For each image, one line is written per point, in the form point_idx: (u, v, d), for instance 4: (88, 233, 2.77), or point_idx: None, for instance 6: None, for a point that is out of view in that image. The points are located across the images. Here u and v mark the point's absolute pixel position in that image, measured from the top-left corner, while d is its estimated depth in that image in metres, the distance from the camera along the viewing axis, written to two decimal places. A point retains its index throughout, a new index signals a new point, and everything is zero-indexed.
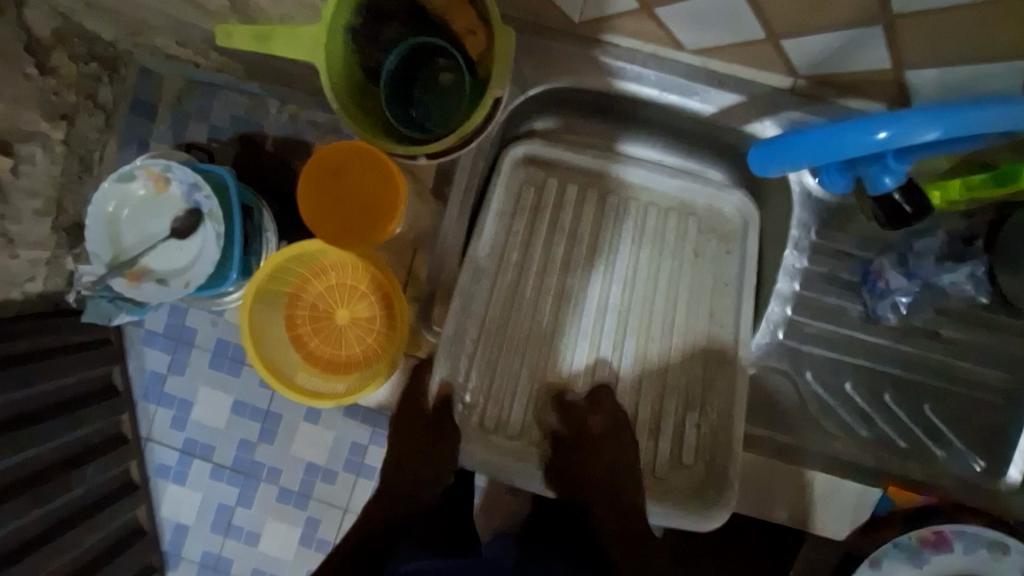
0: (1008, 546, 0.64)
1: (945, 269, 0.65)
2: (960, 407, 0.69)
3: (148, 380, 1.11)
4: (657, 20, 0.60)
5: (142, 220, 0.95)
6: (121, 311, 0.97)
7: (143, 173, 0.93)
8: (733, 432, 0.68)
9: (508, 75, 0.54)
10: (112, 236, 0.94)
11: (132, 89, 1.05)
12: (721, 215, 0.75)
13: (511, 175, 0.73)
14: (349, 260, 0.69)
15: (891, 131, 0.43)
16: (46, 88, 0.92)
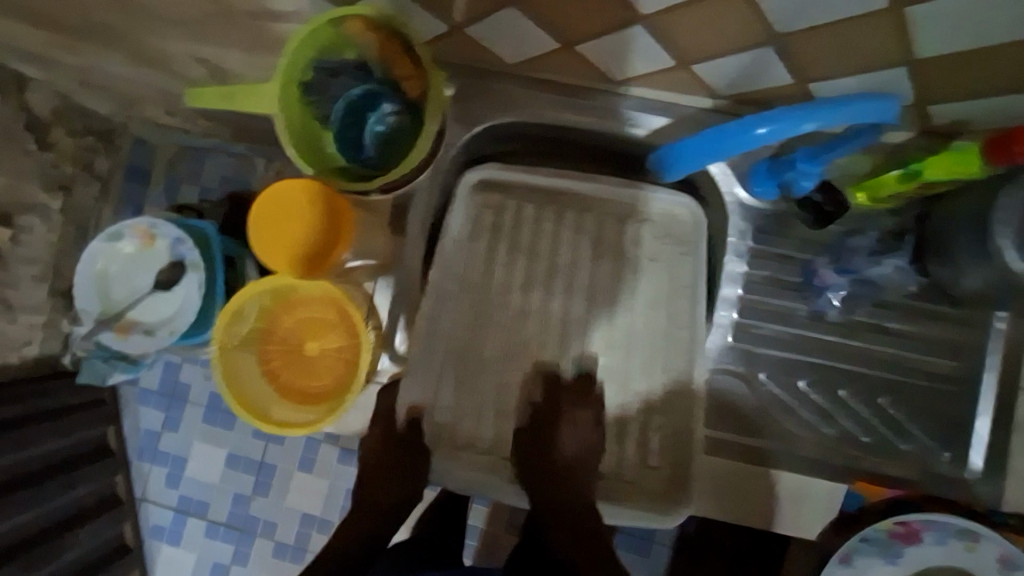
0: (979, 535, 0.63)
1: (875, 262, 0.68)
2: (914, 397, 0.71)
3: (143, 438, 1.14)
4: (582, 57, 0.66)
5: (130, 276, 1.00)
6: (116, 370, 1.02)
7: (130, 232, 0.98)
8: (694, 434, 0.70)
9: (445, 110, 0.62)
10: (101, 292, 0.99)
11: (126, 157, 1.14)
12: (676, 218, 0.75)
13: (468, 201, 0.76)
14: (317, 293, 0.71)
15: (769, 127, 0.50)
16: (45, 162, 0.98)
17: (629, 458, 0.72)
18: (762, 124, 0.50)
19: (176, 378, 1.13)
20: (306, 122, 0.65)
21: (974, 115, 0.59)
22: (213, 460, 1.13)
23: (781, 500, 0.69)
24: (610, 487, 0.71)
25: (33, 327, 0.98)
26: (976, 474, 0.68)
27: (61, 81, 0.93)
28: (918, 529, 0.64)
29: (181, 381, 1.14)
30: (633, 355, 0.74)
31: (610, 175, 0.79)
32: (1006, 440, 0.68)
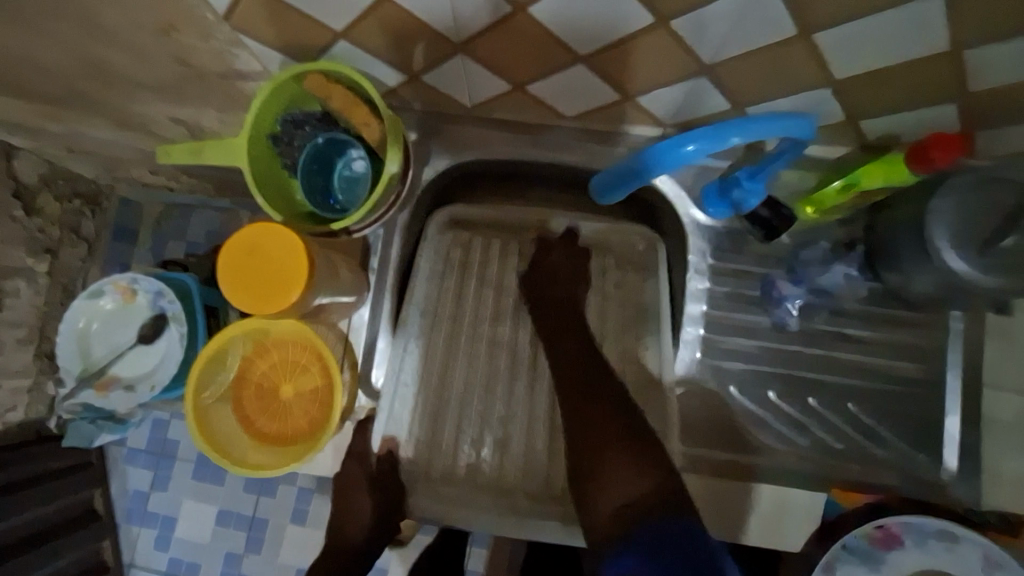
0: (958, 535, 0.64)
1: (826, 270, 0.70)
2: (881, 401, 0.73)
3: (131, 499, 1.17)
4: (534, 96, 0.70)
5: (110, 332, 1.01)
6: (103, 431, 1.04)
7: (107, 290, 1.00)
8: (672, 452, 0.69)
9: (402, 154, 0.65)
10: (82, 350, 1.00)
11: (113, 219, 1.18)
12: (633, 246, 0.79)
13: (439, 240, 0.79)
14: (289, 337, 0.71)
15: (697, 144, 0.51)
16: (32, 228, 1.01)
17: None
18: (690, 142, 0.51)
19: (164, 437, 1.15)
20: (272, 172, 0.68)
21: (906, 129, 0.63)
22: (204, 519, 1.16)
23: (763, 513, 0.68)
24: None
25: (19, 392, 0.99)
26: (952, 475, 0.70)
27: (52, 150, 0.96)
28: (896, 532, 0.64)
29: (169, 439, 1.17)
30: (605, 382, 0.75)
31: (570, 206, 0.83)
32: (978, 440, 0.69)
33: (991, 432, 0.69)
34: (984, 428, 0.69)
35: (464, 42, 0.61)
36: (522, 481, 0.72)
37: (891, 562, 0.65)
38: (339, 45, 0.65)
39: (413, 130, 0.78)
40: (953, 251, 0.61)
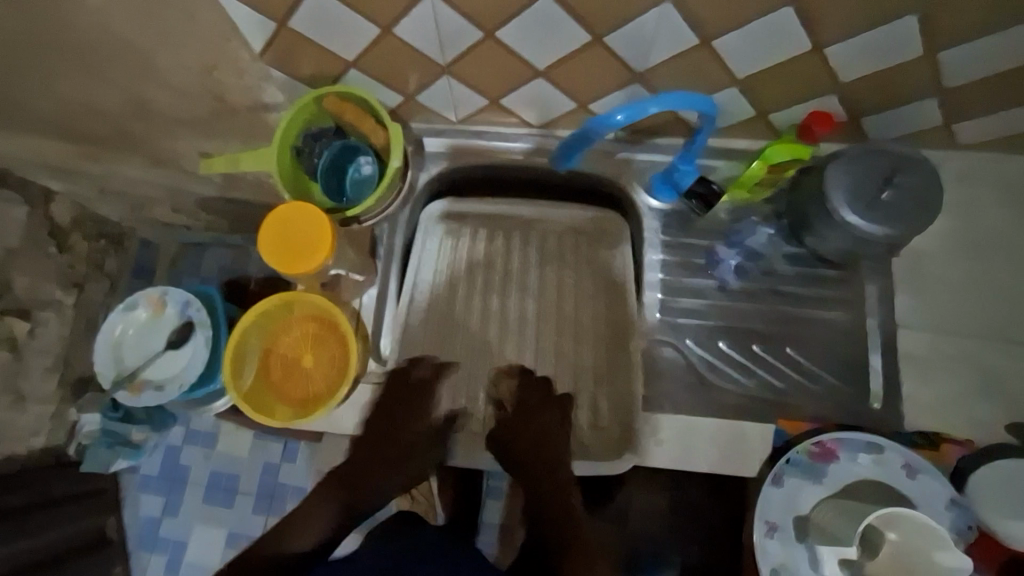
0: (883, 447, 0.75)
1: (750, 235, 0.87)
2: (815, 347, 0.85)
3: (143, 526, 1.25)
4: (508, 109, 0.88)
5: (143, 341, 1.13)
6: (117, 456, 1.18)
7: (142, 302, 1.14)
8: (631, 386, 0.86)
9: (403, 152, 0.79)
10: (117, 357, 1.12)
11: (133, 257, 1.30)
12: (608, 224, 0.96)
13: (435, 231, 0.97)
14: (310, 312, 0.84)
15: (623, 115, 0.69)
16: (62, 264, 1.11)
17: (581, 421, 0.87)
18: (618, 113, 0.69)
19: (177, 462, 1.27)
20: (294, 174, 0.83)
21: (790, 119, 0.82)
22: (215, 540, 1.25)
23: (720, 445, 0.79)
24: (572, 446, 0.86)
25: (43, 418, 1.07)
26: (878, 401, 0.82)
27: (87, 192, 1.10)
28: (832, 447, 0.75)
29: (180, 464, 1.28)
30: (575, 336, 0.91)
31: (553, 197, 0.99)
32: (895, 369, 0.82)
33: (904, 363, 0.82)
34: (898, 359, 0.83)
35: (451, 63, 0.78)
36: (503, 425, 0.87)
37: (831, 475, 0.75)
38: (351, 74, 0.82)
39: (408, 144, 0.93)
40: (848, 208, 0.76)
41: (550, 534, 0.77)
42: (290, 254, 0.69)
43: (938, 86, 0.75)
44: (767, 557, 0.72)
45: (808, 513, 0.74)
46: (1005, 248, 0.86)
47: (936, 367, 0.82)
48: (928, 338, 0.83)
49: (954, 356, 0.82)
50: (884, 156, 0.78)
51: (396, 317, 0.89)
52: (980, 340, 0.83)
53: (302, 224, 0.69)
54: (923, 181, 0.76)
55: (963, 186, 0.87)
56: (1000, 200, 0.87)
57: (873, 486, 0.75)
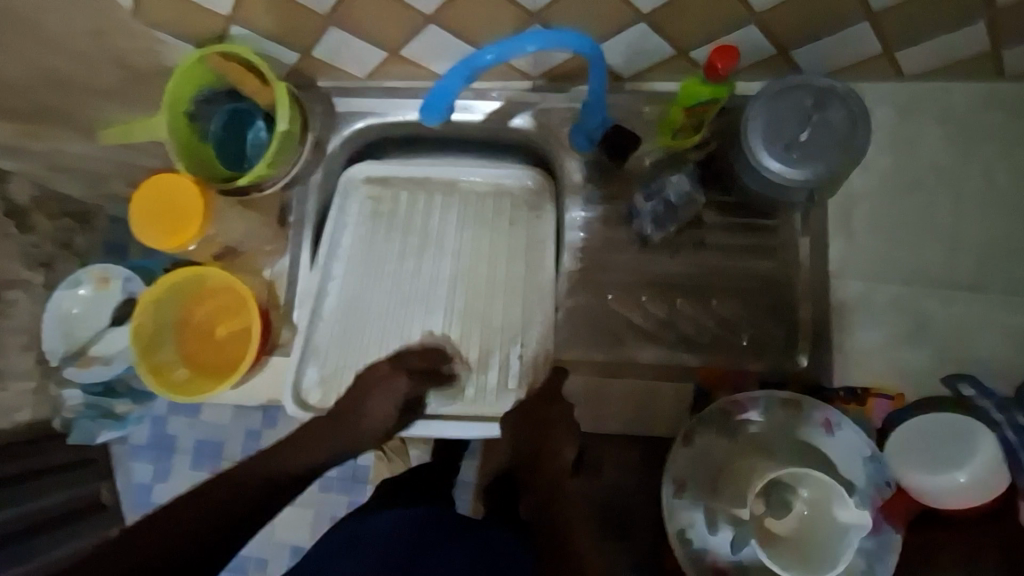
0: (801, 402, 0.71)
1: (669, 180, 0.79)
2: (742, 301, 0.81)
3: (136, 491, 1.13)
4: (413, 61, 0.83)
5: (92, 317, 1.03)
6: (103, 428, 1.04)
7: (88, 276, 1.03)
8: (551, 355, 0.80)
9: (291, 115, 0.78)
10: (66, 334, 1.02)
11: (103, 235, 1.09)
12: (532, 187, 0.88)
13: (356, 194, 0.89)
14: (219, 284, 0.82)
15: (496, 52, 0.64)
16: (27, 243, 0.98)
17: (494, 386, 0.80)
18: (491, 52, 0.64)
19: (162, 429, 1.13)
20: (189, 140, 0.80)
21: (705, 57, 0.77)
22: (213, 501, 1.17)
23: (636, 402, 0.79)
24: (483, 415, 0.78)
25: (25, 393, 0.97)
26: (806, 357, 0.78)
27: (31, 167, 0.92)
28: (745, 404, 0.72)
29: (167, 432, 1.15)
30: (493, 299, 0.84)
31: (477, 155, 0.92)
32: (824, 322, 0.78)
33: (836, 314, 0.77)
34: (829, 311, 0.78)
35: (337, 13, 0.74)
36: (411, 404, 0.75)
37: (745, 434, 0.72)
38: (237, 30, 0.78)
39: (317, 103, 0.89)
40: (766, 154, 0.72)
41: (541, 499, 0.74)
42: (173, 221, 0.72)
43: (865, 10, 0.68)
44: (674, 517, 0.69)
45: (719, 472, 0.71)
46: (951, 186, 0.79)
47: (869, 317, 0.77)
48: (861, 287, 0.78)
49: (889, 305, 0.77)
50: (805, 88, 0.72)
51: (306, 283, 0.85)
52: (918, 286, 0.77)
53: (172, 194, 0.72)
54: (847, 115, 0.71)
55: (902, 120, 0.81)
56: (941, 134, 0.80)
57: (791, 444, 0.71)
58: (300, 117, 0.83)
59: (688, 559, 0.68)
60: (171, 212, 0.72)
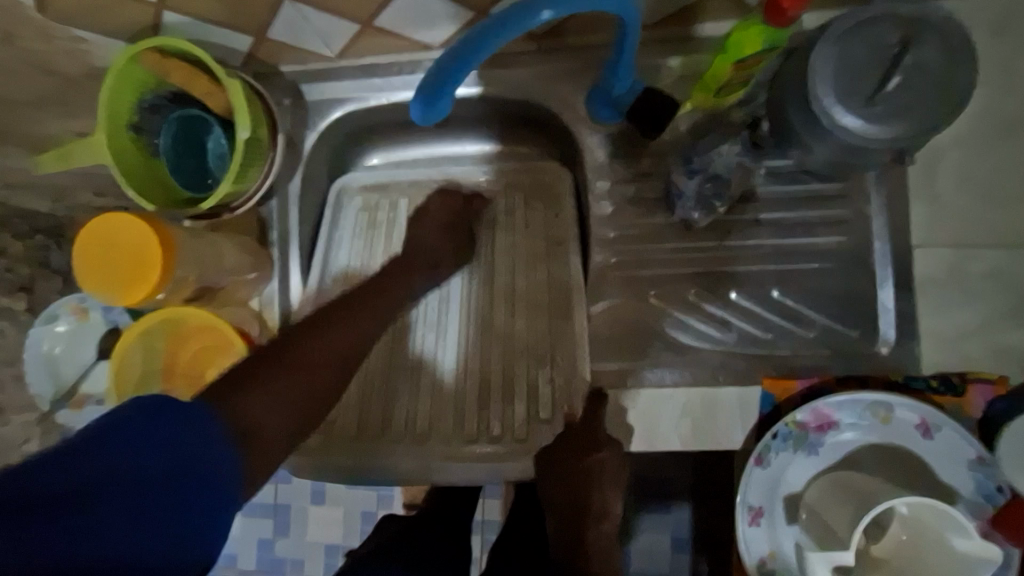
0: (892, 404, 0.61)
1: (715, 149, 0.64)
2: (807, 283, 0.69)
3: None
4: (390, 31, 0.68)
5: (78, 353, 0.85)
6: None
7: (64, 308, 0.84)
8: (581, 376, 0.70)
9: (249, 118, 0.64)
10: (52, 374, 0.84)
11: None
12: (549, 182, 0.80)
13: (349, 205, 0.82)
14: (204, 324, 0.72)
15: (552, 9, 0.49)
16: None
17: (520, 415, 0.73)
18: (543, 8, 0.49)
19: None
20: (135, 158, 0.66)
21: None
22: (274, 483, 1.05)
23: (695, 416, 0.65)
24: (504, 449, 0.71)
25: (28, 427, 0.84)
26: (888, 347, 0.66)
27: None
28: (829, 413, 0.62)
29: None
30: (514, 313, 0.77)
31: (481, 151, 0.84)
32: (910, 304, 0.65)
33: (923, 293, 0.65)
34: (915, 291, 0.65)
35: None
36: (434, 427, 0.74)
37: (827, 446, 0.62)
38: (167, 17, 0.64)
39: (285, 95, 0.76)
40: (842, 109, 0.57)
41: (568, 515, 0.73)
42: (127, 266, 0.60)
43: None
44: (751, 548, 0.62)
45: (802, 492, 0.62)
46: None
47: (961, 294, 0.65)
48: (949, 257, 0.65)
49: (984, 278, 0.65)
50: (886, 21, 0.57)
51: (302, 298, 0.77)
52: (1015, 250, 0.65)
53: (114, 238, 0.60)
54: (942, 51, 0.57)
55: (994, 45, 0.66)
56: None
57: (880, 451, 0.62)
58: (264, 114, 0.69)
59: None
60: (120, 261, 0.60)
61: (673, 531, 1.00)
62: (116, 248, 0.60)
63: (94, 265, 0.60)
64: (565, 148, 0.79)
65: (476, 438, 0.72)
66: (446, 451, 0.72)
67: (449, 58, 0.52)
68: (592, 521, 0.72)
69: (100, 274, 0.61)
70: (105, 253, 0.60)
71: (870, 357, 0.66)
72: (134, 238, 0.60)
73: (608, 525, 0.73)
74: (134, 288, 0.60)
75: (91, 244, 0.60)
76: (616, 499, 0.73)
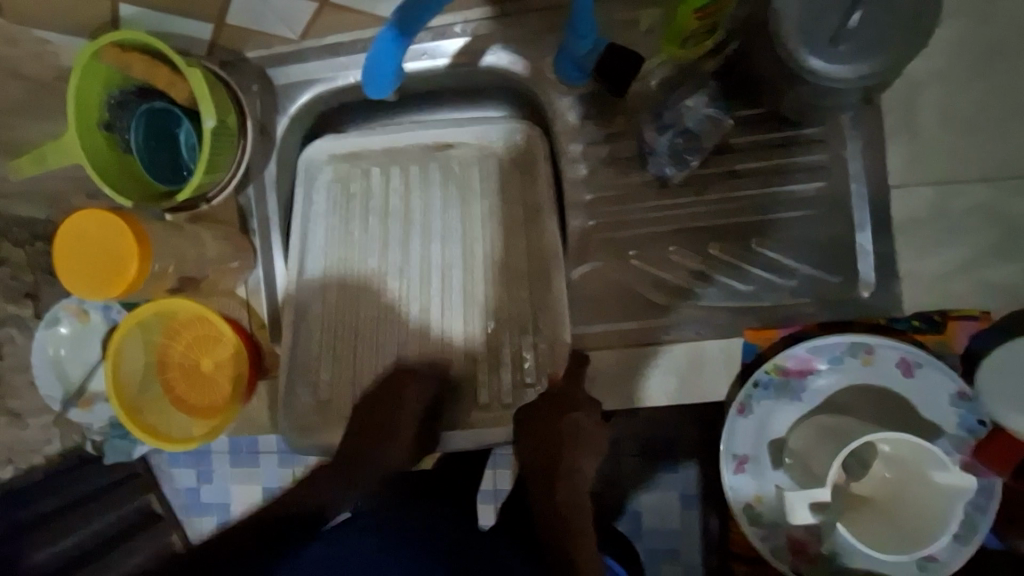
0: (873, 346, 0.61)
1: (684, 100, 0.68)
2: (788, 234, 0.68)
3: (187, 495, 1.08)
4: (349, 8, 0.68)
5: (84, 354, 0.87)
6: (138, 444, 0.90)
7: (65, 311, 0.86)
8: (563, 342, 0.70)
9: (214, 106, 0.64)
10: (60, 376, 0.86)
11: None
12: (522, 136, 0.76)
13: (320, 177, 0.79)
14: (192, 315, 0.73)
15: None
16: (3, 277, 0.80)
17: (506, 383, 0.74)
18: None
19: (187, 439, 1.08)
20: (109, 157, 0.67)
21: None
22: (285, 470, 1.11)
23: (681, 372, 0.66)
24: (493, 415, 0.73)
25: (48, 427, 0.87)
26: (870, 289, 0.65)
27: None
28: (811, 360, 0.63)
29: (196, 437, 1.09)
30: (494, 286, 0.76)
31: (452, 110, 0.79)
32: (889, 246, 0.65)
33: (901, 234, 0.65)
34: (895, 231, 0.65)
35: None
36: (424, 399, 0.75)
37: (811, 392, 0.63)
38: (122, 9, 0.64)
39: (252, 81, 0.76)
40: (808, 52, 0.56)
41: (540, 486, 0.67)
42: (107, 264, 0.61)
43: None
44: (738, 494, 0.64)
45: (786, 437, 0.64)
46: None
47: (941, 232, 0.64)
48: (927, 195, 0.65)
49: (963, 213, 0.64)
50: None
51: (286, 279, 0.77)
52: (995, 183, 0.64)
53: (92, 235, 0.61)
54: None
55: None
56: None
57: (861, 392, 0.63)
58: (232, 103, 0.69)
59: (760, 537, 0.63)
60: (101, 260, 0.62)
61: (681, 487, 1.02)
62: (95, 247, 0.61)
63: (74, 265, 0.62)
64: (538, 114, 0.78)
65: (465, 408, 0.74)
66: (435, 421, 0.73)
67: (409, 10, 0.54)
68: (563, 482, 0.66)
69: (80, 271, 0.62)
70: (86, 251, 0.62)
71: (856, 303, 0.65)
72: (112, 237, 0.61)
73: (581, 485, 0.67)
74: (114, 286, 0.61)
75: (69, 241, 0.62)
76: (590, 460, 0.68)
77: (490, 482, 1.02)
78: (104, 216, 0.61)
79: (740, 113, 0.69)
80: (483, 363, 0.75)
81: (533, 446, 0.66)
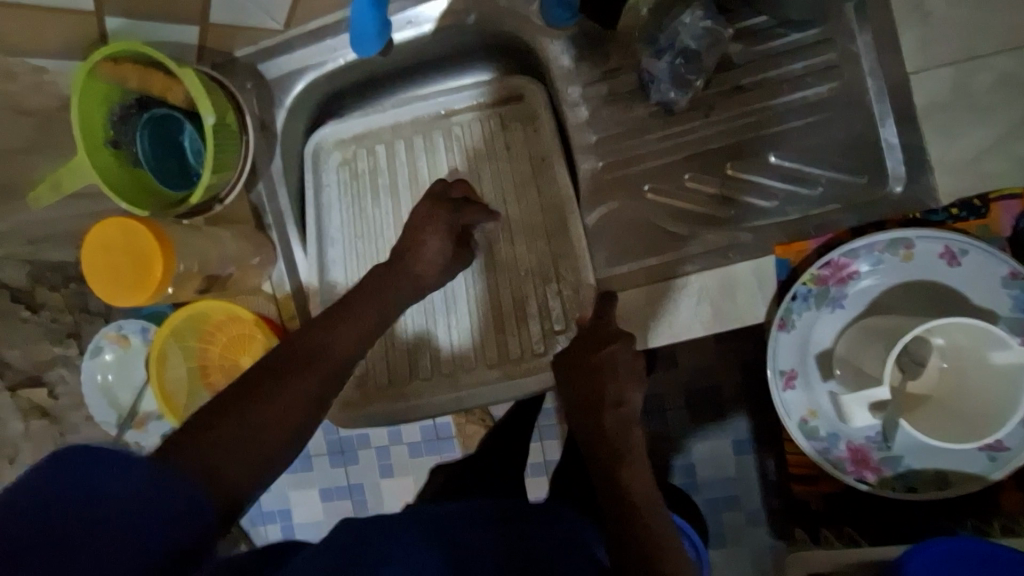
0: (909, 239, 0.59)
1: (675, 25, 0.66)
2: (806, 143, 0.64)
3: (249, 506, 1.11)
4: None
5: (130, 379, 0.88)
6: None
7: (107, 339, 0.87)
8: (585, 279, 0.70)
9: (211, 103, 0.65)
10: (112, 403, 0.88)
11: None
12: (519, 89, 0.77)
13: (329, 163, 0.81)
14: (224, 314, 0.75)
15: None
16: (46, 320, 0.84)
17: (535, 334, 0.74)
18: None
19: None
20: (121, 172, 0.68)
21: None
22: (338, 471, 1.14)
23: (712, 298, 0.64)
24: (526, 366, 0.73)
25: None
26: (900, 184, 0.60)
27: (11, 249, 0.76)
28: (844, 263, 0.61)
29: None
30: (512, 241, 0.76)
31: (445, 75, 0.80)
32: (916, 136, 0.59)
33: (927, 121, 0.59)
34: (918, 119, 0.59)
35: None
36: (458, 362, 0.76)
37: (851, 297, 0.62)
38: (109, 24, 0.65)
39: (245, 79, 0.76)
40: None
41: (584, 427, 0.64)
42: (135, 268, 0.63)
43: None
44: (789, 409, 0.63)
45: (831, 345, 0.63)
46: None
47: (972, 113, 0.58)
48: (954, 78, 0.58)
49: (999, 88, 0.57)
50: None
51: (308, 271, 0.78)
52: None
53: (116, 242, 0.63)
54: None
55: None
56: None
57: (904, 289, 0.61)
58: (227, 100, 0.70)
59: (814, 450, 0.62)
60: (128, 269, 0.63)
61: (733, 434, 1.00)
62: (122, 254, 0.63)
63: (103, 273, 0.64)
64: (530, 63, 0.76)
65: (496, 363, 0.75)
66: (472, 379, 0.74)
67: None
68: (609, 411, 0.62)
69: (108, 276, 0.64)
70: (114, 257, 0.63)
71: (891, 201, 0.61)
72: (136, 243, 0.63)
73: (629, 416, 0.62)
74: (144, 291, 0.63)
75: (92, 247, 0.64)
76: (637, 392, 0.63)
77: (538, 454, 1.03)
78: (127, 224, 0.63)
79: (739, 25, 0.67)
80: (510, 319, 0.75)
81: (579, 389, 0.64)
